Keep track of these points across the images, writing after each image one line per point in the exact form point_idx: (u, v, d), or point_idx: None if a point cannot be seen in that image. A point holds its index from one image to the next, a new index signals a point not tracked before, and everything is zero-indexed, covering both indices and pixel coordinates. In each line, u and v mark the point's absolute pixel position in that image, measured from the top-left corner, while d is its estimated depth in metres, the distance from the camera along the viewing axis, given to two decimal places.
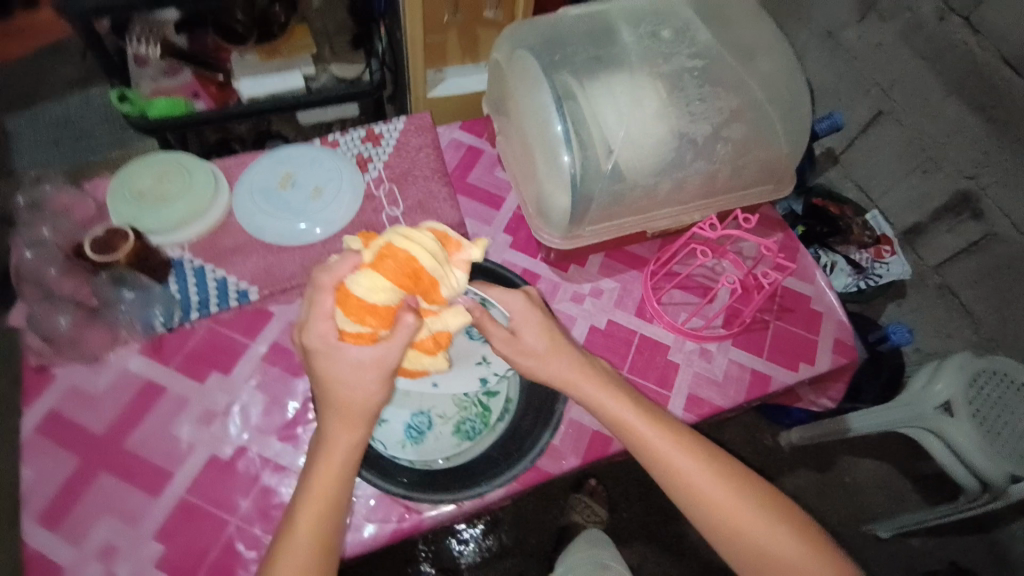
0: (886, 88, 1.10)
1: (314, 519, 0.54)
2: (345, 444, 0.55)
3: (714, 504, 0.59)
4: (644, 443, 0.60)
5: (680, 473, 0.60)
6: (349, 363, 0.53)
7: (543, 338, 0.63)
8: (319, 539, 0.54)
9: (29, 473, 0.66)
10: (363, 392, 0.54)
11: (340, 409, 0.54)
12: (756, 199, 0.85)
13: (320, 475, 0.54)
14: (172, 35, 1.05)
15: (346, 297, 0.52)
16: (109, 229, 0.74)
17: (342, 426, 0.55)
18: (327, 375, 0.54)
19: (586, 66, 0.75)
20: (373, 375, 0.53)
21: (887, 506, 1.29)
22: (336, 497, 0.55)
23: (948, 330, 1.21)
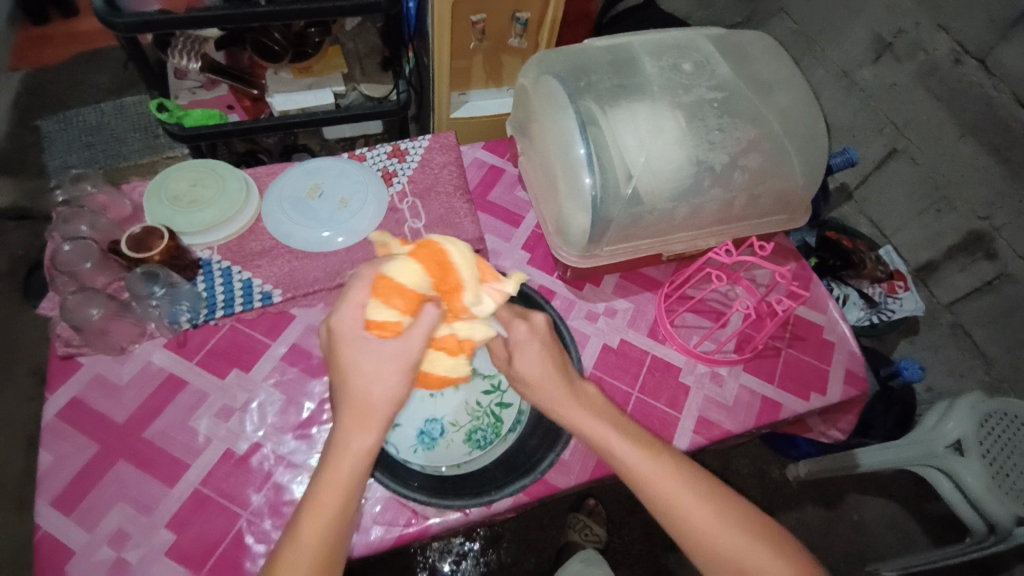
0: (900, 126, 1.13)
1: (320, 534, 0.48)
2: (352, 447, 0.49)
3: (707, 537, 0.53)
4: (630, 470, 0.55)
5: (670, 503, 0.54)
6: (371, 355, 0.50)
7: (539, 367, 0.58)
8: (323, 557, 0.48)
9: (48, 457, 0.67)
10: (383, 389, 0.50)
11: (356, 409, 0.50)
12: (770, 228, 0.87)
13: (325, 488, 0.49)
14: (212, 50, 1.12)
15: (381, 283, 0.50)
16: (145, 227, 0.77)
17: (357, 431, 0.50)
18: (347, 371, 0.50)
19: (609, 93, 0.79)
20: (393, 369, 0.50)
21: (897, 549, 1.25)
22: (343, 511, 0.49)
23: (959, 370, 1.21)
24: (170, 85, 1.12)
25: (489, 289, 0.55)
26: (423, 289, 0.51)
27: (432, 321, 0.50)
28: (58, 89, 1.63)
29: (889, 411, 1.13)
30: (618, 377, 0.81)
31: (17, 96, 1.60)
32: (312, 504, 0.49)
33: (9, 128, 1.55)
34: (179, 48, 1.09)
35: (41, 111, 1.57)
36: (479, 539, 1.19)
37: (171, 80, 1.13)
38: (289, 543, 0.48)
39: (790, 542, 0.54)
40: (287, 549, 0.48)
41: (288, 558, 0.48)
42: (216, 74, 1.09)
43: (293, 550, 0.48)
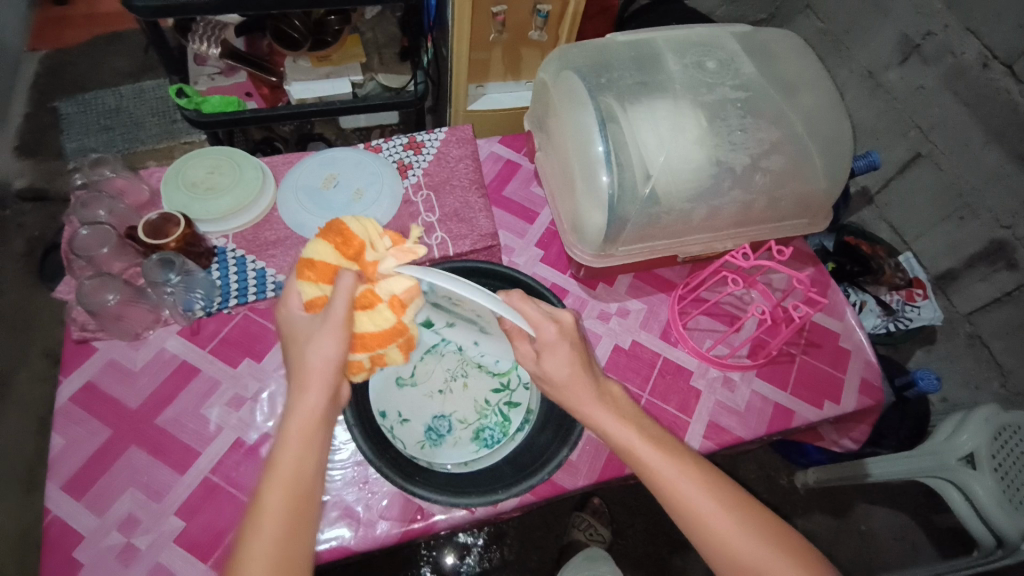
0: (925, 131, 1.10)
1: (282, 498, 0.48)
2: (303, 410, 0.52)
3: (725, 539, 0.53)
4: (653, 472, 0.55)
5: (687, 503, 0.54)
6: (304, 327, 0.54)
7: (566, 370, 0.58)
8: (288, 522, 0.48)
9: (60, 440, 0.68)
10: (320, 355, 0.53)
11: (300, 376, 0.53)
12: (789, 232, 0.86)
13: (286, 451, 0.50)
14: (232, 37, 1.13)
15: (301, 264, 0.57)
16: (162, 215, 0.77)
17: (304, 397, 0.52)
18: (290, 344, 0.55)
19: (630, 91, 0.77)
20: (320, 334, 0.53)
21: (904, 559, 1.24)
22: (308, 475, 0.50)
23: (976, 380, 1.19)
24: (190, 71, 1.12)
25: (403, 246, 0.58)
26: (332, 259, 0.56)
27: (346, 280, 0.53)
28: (76, 71, 1.63)
29: (903, 423, 1.12)
30: (629, 378, 0.80)
31: (36, 77, 1.62)
32: (274, 469, 0.50)
33: (28, 109, 1.56)
34: (199, 34, 1.09)
35: (61, 93, 1.59)
36: (485, 535, 1.20)
37: (191, 66, 1.14)
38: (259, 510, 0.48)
39: (808, 549, 0.54)
40: (256, 516, 0.48)
41: (254, 525, 0.47)
42: (235, 60, 1.09)
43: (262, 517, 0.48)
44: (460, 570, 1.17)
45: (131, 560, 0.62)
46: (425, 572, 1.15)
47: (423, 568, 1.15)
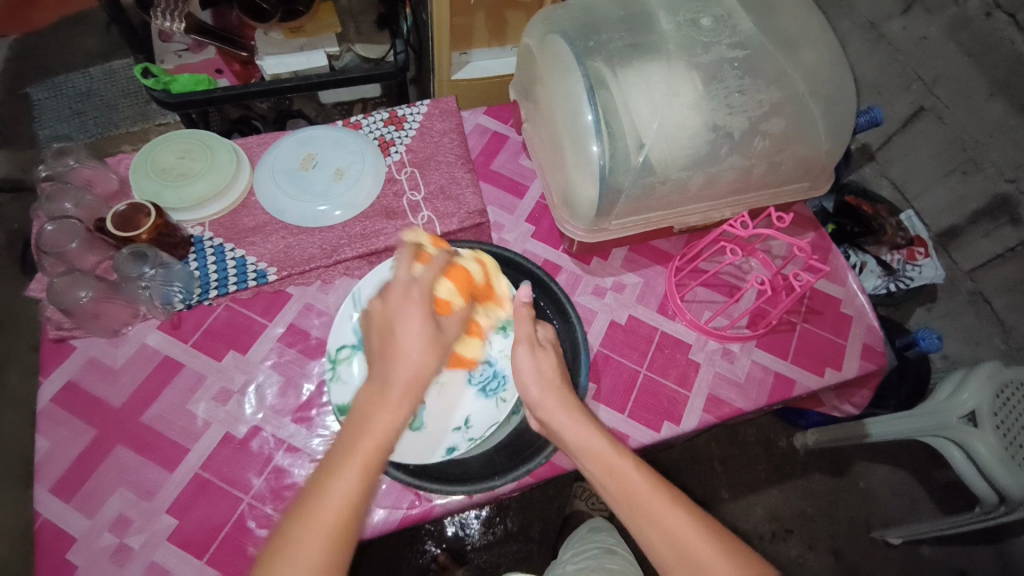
0: (929, 83, 1.05)
1: (360, 473, 0.48)
2: (389, 412, 0.52)
3: (693, 560, 0.49)
4: (625, 488, 0.54)
5: (653, 521, 0.52)
6: (420, 328, 0.56)
7: (544, 376, 0.62)
8: (357, 494, 0.48)
9: (46, 443, 0.66)
10: (412, 361, 0.54)
11: (397, 370, 0.54)
12: (789, 197, 0.82)
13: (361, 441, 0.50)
14: (198, 10, 1.05)
15: (454, 273, 0.65)
16: (130, 204, 0.72)
17: (388, 383, 0.53)
18: (398, 332, 0.56)
19: (622, 52, 0.73)
20: (431, 340, 0.56)
21: (902, 514, 1.26)
22: (369, 482, 0.49)
23: (977, 338, 1.17)
24: (155, 49, 1.08)
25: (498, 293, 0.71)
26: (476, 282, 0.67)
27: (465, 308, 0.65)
28: (43, 54, 1.56)
29: (903, 383, 1.12)
30: (626, 354, 0.78)
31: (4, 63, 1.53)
32: (346, 448, 0.50)
33: None
34: (161, 9, 1.03)
35: (29, 78, 1.52)
36: (490, 508, 1.22)
37: (156, 43, 1.09)
38: (326, 469, 0.49)
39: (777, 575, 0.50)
40: (331, 468, 0.48)
41: (326, 480, 0.48)
42: (203, 35, 1.02)
43: (336, 477, 0.48)
44: (467, 543, 1.18)
45: (125, 561, 0.62)
46: (430, 547, 1.17)
47: (428, 543, 1.17)
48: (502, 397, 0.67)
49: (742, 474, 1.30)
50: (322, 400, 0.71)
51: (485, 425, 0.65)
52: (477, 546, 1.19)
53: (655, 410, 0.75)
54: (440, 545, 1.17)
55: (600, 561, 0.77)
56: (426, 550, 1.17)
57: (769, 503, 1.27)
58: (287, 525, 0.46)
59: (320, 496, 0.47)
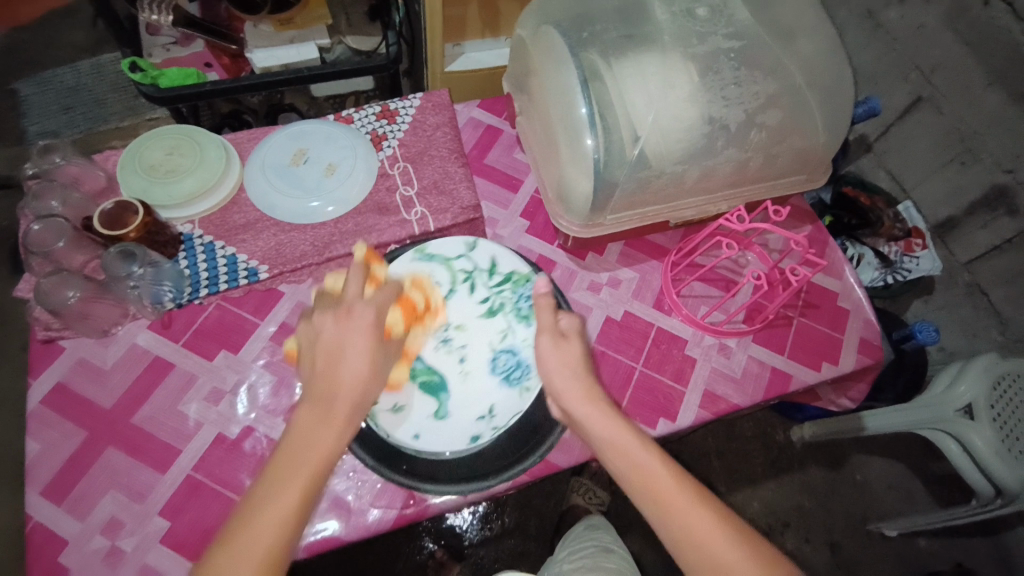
0: (927, 73, 1.04)
1: (289, 511, 0.47)
2: (326, 440, 0.51)
3: (719, 560, 0.49)
4: (650, 486, 0.53)
5: (679, 520, 0.51)
6: (365, 353, 0.55)
7: (569, 367, 0.61)
8: (284, 535, 0.47)
9: (36, 445, 0.66)
10: (354, 387, 0.54)
11: (336, 396, 0.53)
12: (786, 190, 0.81)
13: (298, 468, 0.49)
14: (185, 4, 1.05)
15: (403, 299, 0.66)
16: (117, 202, 0.71)
17: (331, 408, 0.53)
18: (343, 356, 0.55)
19: (615, 44, 0.71)
20: (376, 368, 0.56)
21: (898, 506, 1.26)
22: (298, 515, 0.48)
23: (974, 330, 1.17)
24: (143, 43, 1.06)
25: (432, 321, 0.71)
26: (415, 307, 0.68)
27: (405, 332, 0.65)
28: (30, 48, 1.53)
29: (897, 377, 1.11)
30: (621, 351, 0.78)
31: None
32: (281, 475, 0.49)
33: None
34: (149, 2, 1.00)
35: (16, 73, 1.49)
36: (487, 502, 1.22)
37: (143, 37, 1.07)
38: (256, 505, 0.48)
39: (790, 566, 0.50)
40: (263, 497, 0.48)
41: (254, 517, 0.47)
42: (191, 28, 1.01)
43: (269, 505, 0.47)
44: (465, 537, 1.19)
45: (117, 564, 0.61)
46: (429, 542, 1.17)
47: (426, 537, 1.17)
48: (525, 386, 0.67)
49: (739, 467, 1.30)
50: None
51: (509, 414, 0.65)
52: (475, 540, 1.19)
53: (651, 406, 0.75)
54: (438, 540, 1.17)
55: (597, 559, 0.77)
56: (424, 545, 1.17)
57: (766, 496, 1.28)
58: (207, 565, 0.46)
59: (251, 524, 0.47)
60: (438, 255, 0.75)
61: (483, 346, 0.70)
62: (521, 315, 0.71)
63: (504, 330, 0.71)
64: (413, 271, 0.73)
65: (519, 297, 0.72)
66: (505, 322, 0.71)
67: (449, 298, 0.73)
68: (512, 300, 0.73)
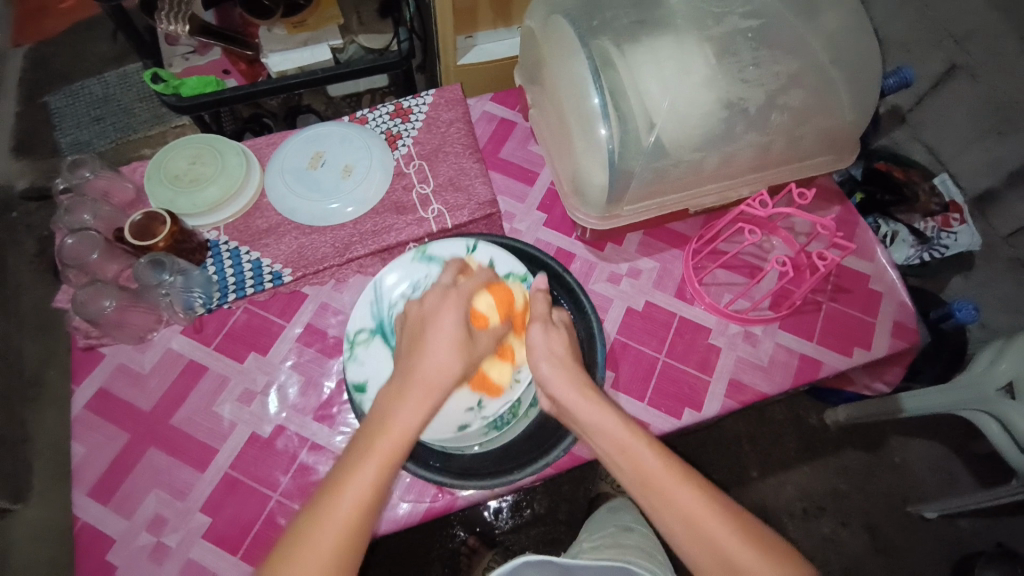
0: (960, 39, 0.98)
1: (372, 481, 0.49)
2: (410, 413, 0.53)
3: (707, 536, 0.49)
4: (640, 471, 0.53)
5: (669, 505, 0.51)
6: (450, 335, 0.58)
7: (557, 356, 0.61)
8: (362, 509, 0.48)
9: (81, 448, 0.69)
10: (439, 365, 0.56)
11: (415, 377, 0.56)
12: (813, 171, 0.79)
13: (379, 439, 0.51)
14: (200, 12, 1.06)
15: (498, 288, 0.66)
16: (146, 213, 0.73)
17: (413, 384, 0.55)
18: (427, 337, 0.58)
19: (628, 30, 0.69)
20: (459, 344, 0.58)
21: (939, 488, 1.23)
22: (376, 488, 0.49)
23: (1017, 305, 1.12)
24: (162, 53, 1.08)
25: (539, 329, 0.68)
26: (515, 308, 0.67)
27: (500, 328, 0.65)
28: (59, 62, 1.58)
29: (938, 358, 1.08)
30: (644, 342, 0.77)
31: (23, 75, 1.56)
32: (368, 446, 0.51)
33: (20, 107, 1.53)
34: (166, 13, 1.03)
35: (48, 88, 1.55)
36: (516, 492, 1.23)
37: (163, 47, 1.09)
38: (342, 469, 0.50)
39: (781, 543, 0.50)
40: (349, 464, 0.50)
41: (341, 485, 0.49)
42: (206, 35, 1.04)
43: (355, 472, 0.49)
44: (495, 526, 1.20)
45: (163, 559, 0.64)
46: (459, 532, 1.19)
47: (456, 528, 1.19)
48: (517, 377, 0.67)
49: (770, 451, 1.28)
50: (343, 397, 0.72)
51: (498, 404, 0.65)
52: (505, 529, 1.20)
53: (675, 396, 0.74)
54: (469, 531, 1.19)
55: (616, 537, 0.76)
56: (455, 534, 1.19)
57: (798, 481, 1.26)
58: (288, 537, 0.48)
59: (337, 491, 0.49)
60: (438, 257, 0.73)
61: None
62: None
63: None
64: (411, 271, 0.72)
65: None
66: None
67: None
68: None
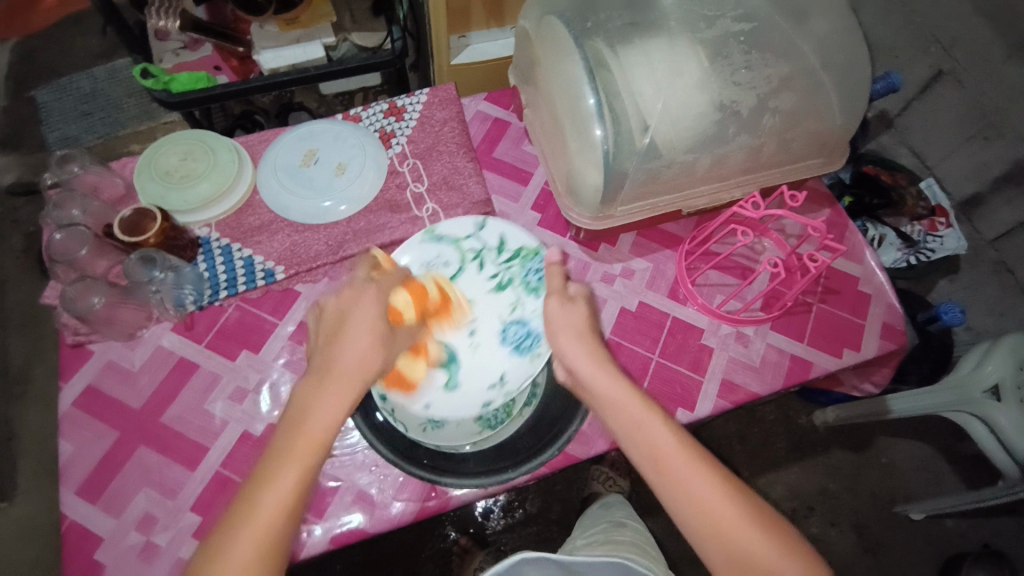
0: (946, 46, 1.00)
1: (290, 483, 0.49)
2: (328, 409, 0.53)
3: (714, 516, 0.50)
4: (651, 448, 0.53)
5: (678, 484, 0.51)
6: (365, 329, 0.57)
7: (576, 329, 0.63)
8: (286, 506, 0.48)
9: (68, 446, 0.68)
10: (356, 360, 0.56)
11: (332, 372, 0.55)
12: (804, 174, 0.79)
13: (295, 440, 0.50)
14: (193, 8, 1.07)
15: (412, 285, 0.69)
16: (137, 209, 0.72)
17: (330, 380, 0.54)
18: (344, 331, 0.57)
19: (621, 32, 0.70)
20: (375, 338, 0.57)
21: (926, 488, 1.24)
22: (296, 489, 0.49)
23: (1000, 308, 1.14)
24: (153, 48, 1.06)
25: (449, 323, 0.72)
26: (427, 306, 0.71)
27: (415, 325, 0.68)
28: (47, 56, 1.55)
29: (924, 360, 1.09)
30: (637, 341, 0.77)
31: (10, 69, 1.54)
32: (285, 448, 0.50)
33: (6, 101, 1.51)
34: (156, 8, 1.06)
35: (35, 82, 1.52)
36: (507, 493, 1.23)
37: (153, 43, 1.07)
38: (261, 475, 0.49)
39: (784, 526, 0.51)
40: (268, 468, 0.49)
41: (259, 490, 0.48)
42: (198, 31, 1.02)
43: (276, 475, 0.49)
44: (486, 526, 1.20)
45: (153, 558, 0.63)
46: (450, 532, 1.19)
47: (448, 528, 1.19)
48: (536, 353, 0.69)
49: (760, 452, 1.29)
50: None
51: (519, 379, 0.68)
52: (497, 529, 1.20)
53: (667, 396, 0.74)
54: (460, 530, 1.19)
55: (607, 532, 0.76)
56: (445, 534, 1.19)
57: (788, 481, 1.27)
58: (212, 547, 0.47)
59: (256, 496, 0.48)
60: (447, 236, 0.76)
61: (494, 316, 0.72)
62: (530, 287, 0.73)
63: (514, 302, 0.73)
64: (422, 251, 0.75)
65: (528, 271, 0.74)
66: (515, 295, 0.73)
67: (457, 275, 0.74)
68: (521, 274, 0.74)
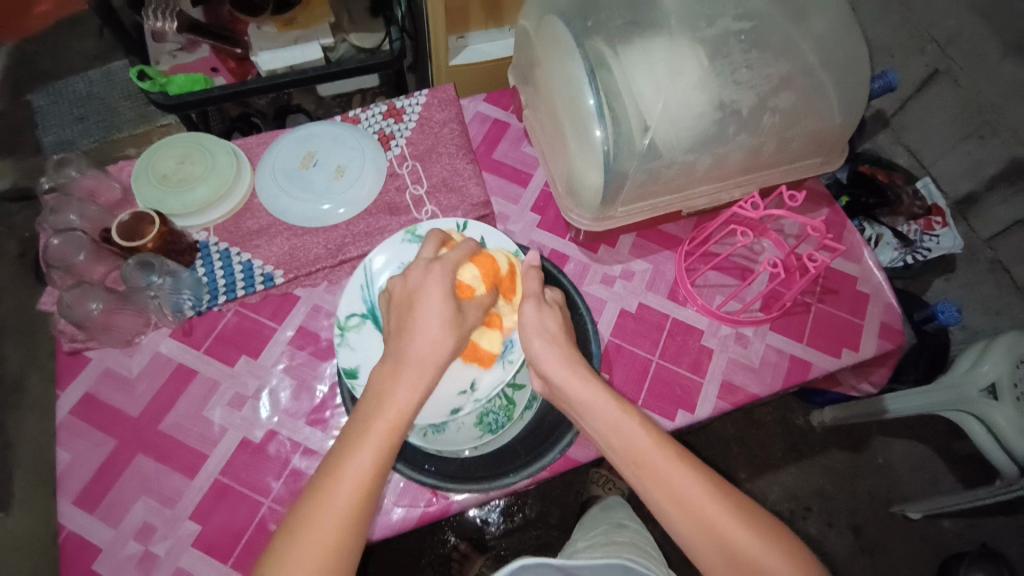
0: (943, 45, 1.00)
1: (364, 471, 0.49)
2: (401, 396, 0.53)
3: (701, 517, 0.50)
4: (632, 452, 0.53)
5: (667, 487, 0.51)
6: (437, 313, 0.57)
7: (550, 333, 0.62)
8: (360, 496, 0.48)
9: (66, 455, 0.68)
10: (429, 345, 0.56)
11: (403, 359, 0.55)
12: (802, 173, 0.80)
13: (371, 429, 0.50)
14: (189, 8, 1.05)
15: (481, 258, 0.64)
16: (134, 214, 0.72)
17: (403, 366, 0.54)
18: (414, 315, 0.57)
19: (621, 31, 0.70)
20: (446, 323, 0.57)
21: (921, 488, 1.25)
22: (372, 476, 0.49)
23: (996, 307, 1.14)
24: (150, 50, 1.06)
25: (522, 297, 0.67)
26: (501, 277, 0.65)
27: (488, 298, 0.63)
28: (42, 59, 1.54)
29: (921, 358, 1.10)
30: (637, 343, 0.77)
31: (3, 71, 1.53)
32: (361, 434, 0.50)
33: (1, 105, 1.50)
34: (153, 8, 1.01)
35: (30, 85, 1.51)
36: (506, 498, 1.23)
37: (150, 44, 1.06)
38: (336, 460, 0.49)
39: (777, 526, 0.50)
40: (343, 454, 0.49)
41: (334, 476, 0.48)
42: (195, 33, 1.02)
43: (350, 459, 0.49)
44: (486, 531, 1.20)
45: (151, 568, 0.63)
46: (450, 538, 1.19)
47: (447, 533, 1.19)
48: (510, 359, 0.66)
49: (759, 453, 1.29)
50: (336, 401, 0.71)
51: (492, 386, 0.64)
52: (496, 533, 1.20)
53: (667, 398, 0.74)
54: (460, 536, 1.19)
55: (608, 533, 0.76)
56: (445, 539, 1.19)
57: (786, 481, 1.27)
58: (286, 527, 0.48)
59: (332, 481, 0.48)
60: None
61: None
62: None
63: None
64: (401, 252, 0.71)
65: None
66: None
67: None
68: None
